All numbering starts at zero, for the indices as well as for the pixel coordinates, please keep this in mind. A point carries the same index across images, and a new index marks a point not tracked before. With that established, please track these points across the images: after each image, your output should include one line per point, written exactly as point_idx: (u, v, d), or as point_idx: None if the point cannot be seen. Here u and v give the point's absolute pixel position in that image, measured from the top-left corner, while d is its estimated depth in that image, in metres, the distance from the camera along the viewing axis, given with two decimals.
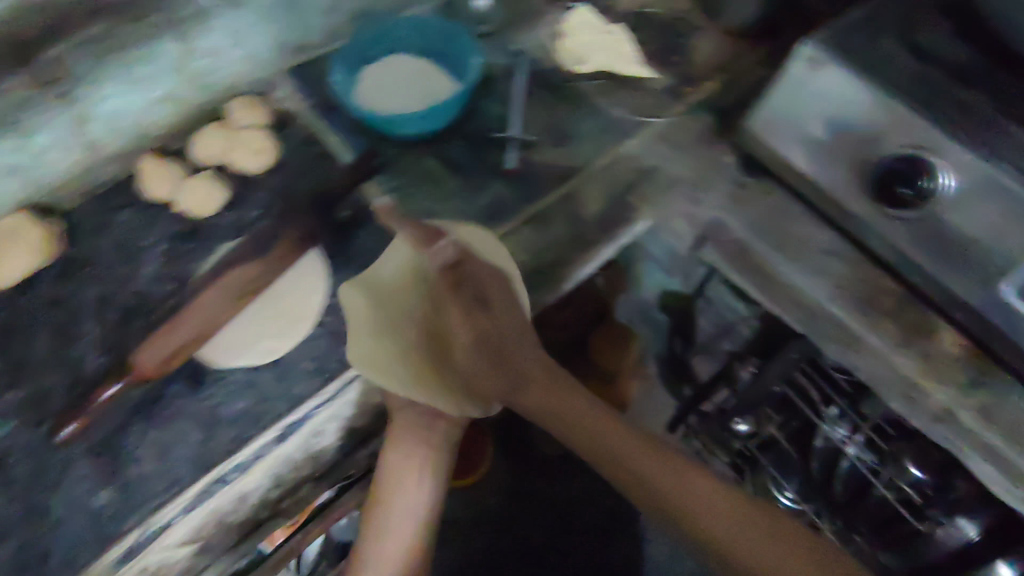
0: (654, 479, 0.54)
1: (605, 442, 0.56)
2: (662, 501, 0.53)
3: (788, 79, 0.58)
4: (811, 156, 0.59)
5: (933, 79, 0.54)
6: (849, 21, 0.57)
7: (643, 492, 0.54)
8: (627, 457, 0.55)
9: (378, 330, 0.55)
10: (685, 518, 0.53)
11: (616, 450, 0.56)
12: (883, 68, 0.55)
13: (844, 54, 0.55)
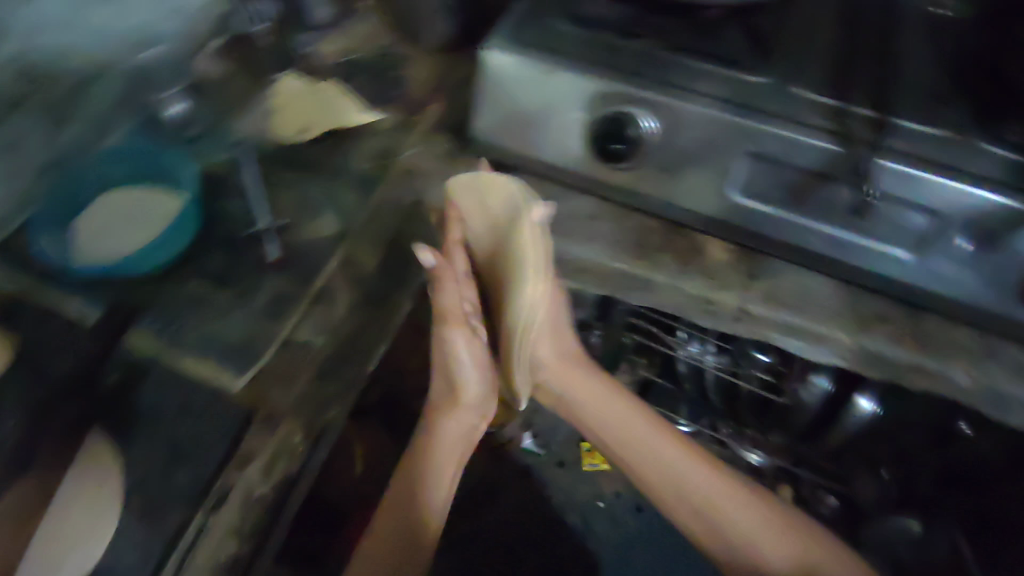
0: (665, 460, 0.75)
1: (631, 442, 0.76)
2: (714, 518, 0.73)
3: (491, 82, 0.63)
4: (541, 142, 0.64)
5: (602, 40, 0.61)
6: (519, 20, 0.63)
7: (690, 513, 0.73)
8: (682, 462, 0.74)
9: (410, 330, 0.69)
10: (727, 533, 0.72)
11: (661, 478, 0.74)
12: (559, 46, 0.61)
13: (524, 46, 0.61)
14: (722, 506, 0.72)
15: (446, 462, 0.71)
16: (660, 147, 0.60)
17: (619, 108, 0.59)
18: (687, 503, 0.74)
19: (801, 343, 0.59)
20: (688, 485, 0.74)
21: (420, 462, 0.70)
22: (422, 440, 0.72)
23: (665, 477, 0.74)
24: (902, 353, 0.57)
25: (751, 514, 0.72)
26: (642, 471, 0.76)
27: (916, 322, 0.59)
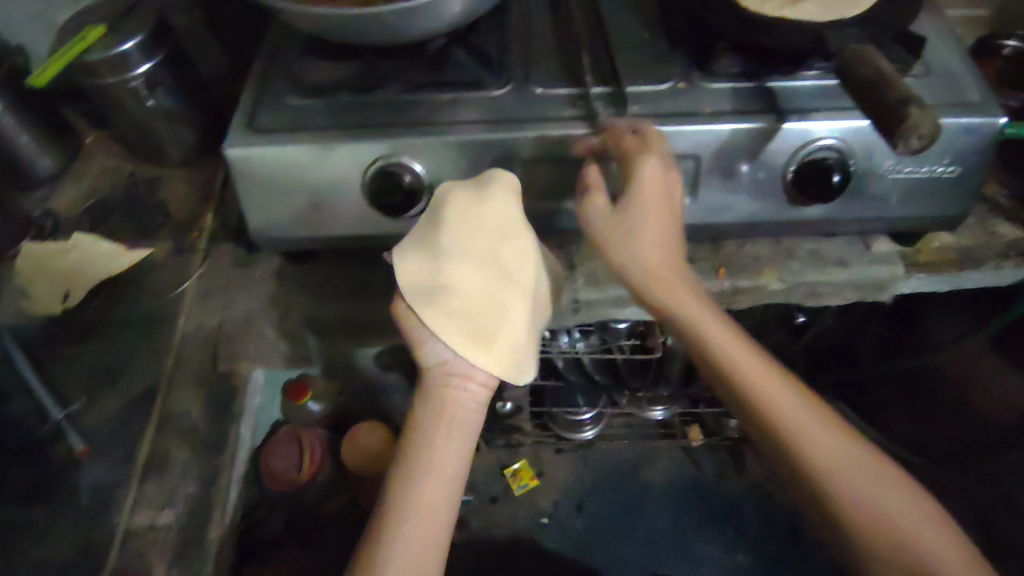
0: (785, 406, 0.51)
1: (770, 387, 0.51)
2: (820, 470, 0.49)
3: (248, 179, 0.59)
4: (325, 219, 0.62)
5: (342, 103, 0.60)
6: (251, 111, 0.60)
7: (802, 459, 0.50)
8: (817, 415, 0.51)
9: (451, 222, 0.56)
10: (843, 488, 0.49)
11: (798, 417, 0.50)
12: (302, 124, 0.59)
13: (267, 135, 0.58)
14: (853, 497, 0.49)
15: (441, 455, 0.59)
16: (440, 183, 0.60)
17: (387, 161, 0.58)
18: (826, 476, 0.49)
19: (641, 309, 0.68)
20: (823, 475, 0.49)
21: (413, 458, 0.58)
22: (422, 440, 0.59)
23: (806, 442, 0.50)
24: (721, 285, 0.66)
25: (891, 491, 0.49)
26: (764, 398, 0.51)
27: (723, 256, 0.68)
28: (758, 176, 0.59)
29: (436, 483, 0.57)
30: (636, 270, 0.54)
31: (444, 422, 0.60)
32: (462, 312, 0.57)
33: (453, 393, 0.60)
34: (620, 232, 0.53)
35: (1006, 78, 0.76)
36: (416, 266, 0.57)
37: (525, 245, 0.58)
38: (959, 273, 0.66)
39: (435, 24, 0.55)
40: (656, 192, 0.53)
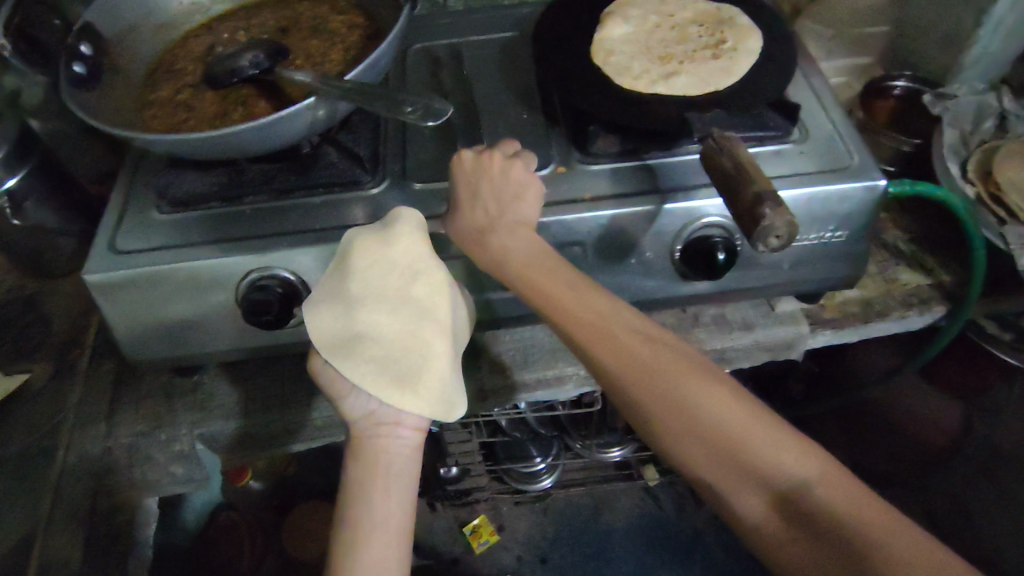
0: (638, 372, 0.46)
1: (613, 337, 0.46)
2: (699, 421, 0.44)
3: (114, 300, 0.55)
4: (205, 331, 0.59)
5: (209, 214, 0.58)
6: (113, 231, 0.57)
7: (667, 411, 0.45)
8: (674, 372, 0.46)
9: (359, 267, 0.50)
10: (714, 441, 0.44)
11: (656, 376, 0.45)
12: (170, 240, 0.56)
13: (131, 255, 0.55)
14: (723, 442, 0.43)
15: (383, 510, 0.48)
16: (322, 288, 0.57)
17: (261, 271, 0.55)
18: (664, 423, 0.45)
19: (552, 391, 0.66)
20: (688, 427, 0.44)
21: (351, 516, 0.48)
22: (359, 499, 0.48)
23: (648, 393, 0.45)
24: None
25: (735, 409, 0.44)
26: (619, 367, 0.46)
27: None
28: (650, 255, 0.57)
29: (388, 542, 0.47)
30: (518, 268, 0.49)
31: (382, 471, 0.49)
32: (380, 357, 0.49)
33: (385, 440, 0.49)
34: (496, 254, 0.50)
35: (897, 119, 0.76)
36: (330, 320, 0.50)
37: (439, 279, 0.51)
38: (866, 325, 0.66)
39: (289, 134, 0.53)
40: (492, 223, 0.50)
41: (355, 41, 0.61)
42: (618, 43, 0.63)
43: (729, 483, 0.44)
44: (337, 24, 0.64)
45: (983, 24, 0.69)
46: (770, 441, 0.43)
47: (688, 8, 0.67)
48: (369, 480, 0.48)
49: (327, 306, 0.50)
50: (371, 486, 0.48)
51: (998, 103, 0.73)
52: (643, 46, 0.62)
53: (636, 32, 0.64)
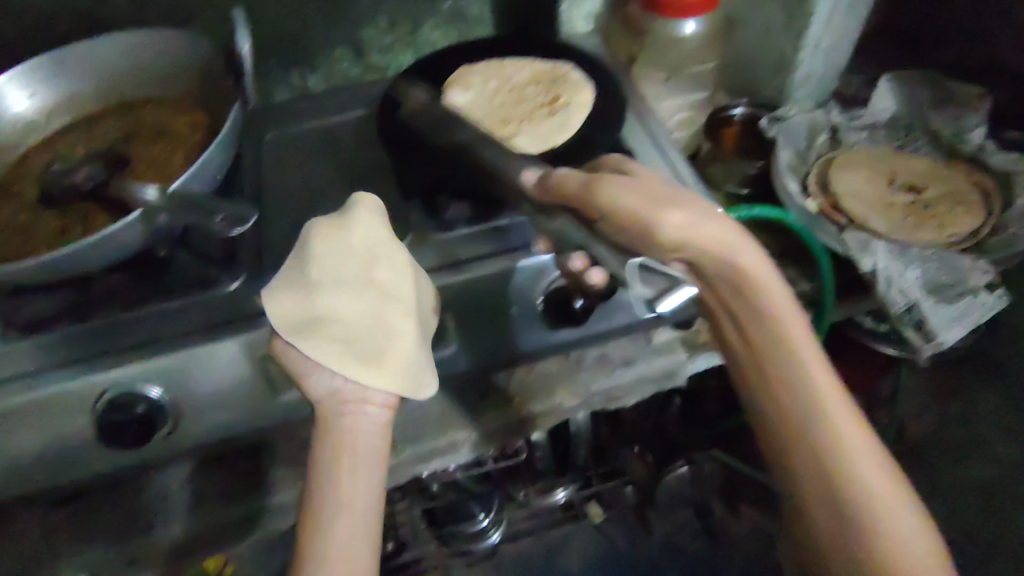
0: (785, 314, 0.50)
1: (788, 353, 0.50)
2: (827, 466, 0.49)
3: None
4: (66, 482, 0.53)
5: (56, 338, 0.55)
6: None
7: (805, 429, 0.50)
8: (823, 408, 0.49)
9: (320, 251, 0.50)
10: (835, 483, 0.49)
11: (813, 412, 0.50)
12: (17, 371, 0.53)
13: None
14: (845, 462, 0.49)
15: (349, 485, 0.45)
16: (188, 398, 0.54)
17: (118, 390, 0.53)
18: (801, 431, 0.50)
19: (449, 457, 0.65)
20: (795, 413, 0.50)
21: (318, 490, 0.45)
22: (323, 482, 0.45)
23: (795, 388, 0.50)
24: (518, 415, 0.65)
25: (874, 461, 0.49)
26: (785, 377, 0.50)
27: (516, 383, 0.67)
28: (514, 313, 0.59)
29: (352, 531, 0.44)
30: (711, 240, 0.48)
31: (348, 436, 0.46)
32: (345, 337, 0.48)
33: (353, 416, 0.47)
34: (647, 204, 0.47)
35: (745, 142, 0.80)
36: (292, 304, 0.49)
37: (399, 260, 0.52)
38: (738, 344, 0.70)
39: (128, 251, 0.54)
40: (649, 184, 0.49)
41: (200, 142, 0.61)
42: (459, 111, 0.66)
43: (833, 527, 0.50)
44: (178, 125, 0.64)
45: (799, 49, 0.76)
46: (886, 497, 0.48)
47: (526, 65, 0.70)
48: (334, 448, 0.46)
49: (285, 289, 0.50)
50: (334, 456, 0.46)
51: (828, 118, 0.78)
52: (483, 111, 0.65)
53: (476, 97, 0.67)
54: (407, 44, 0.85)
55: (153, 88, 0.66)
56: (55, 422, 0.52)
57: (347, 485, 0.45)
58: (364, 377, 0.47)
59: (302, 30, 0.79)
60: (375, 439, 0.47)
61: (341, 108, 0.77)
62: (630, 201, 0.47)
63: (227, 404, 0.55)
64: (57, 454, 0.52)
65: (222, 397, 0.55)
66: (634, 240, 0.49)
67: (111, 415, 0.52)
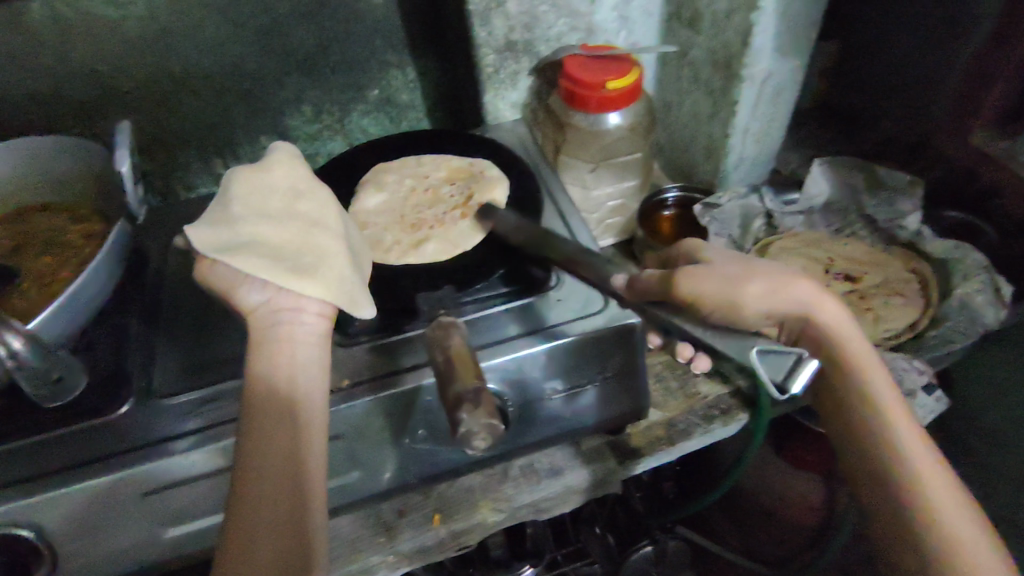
0: (858, 350, 0.49)
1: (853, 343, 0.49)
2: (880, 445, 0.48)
3: None
4: None
5: None
6: None
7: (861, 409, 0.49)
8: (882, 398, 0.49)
9: (240, 193, 0.52)
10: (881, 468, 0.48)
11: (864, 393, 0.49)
12: None
13: None
14: (921, 479, 0.46)
15: (292, 387, 0.44)
16: (66, 537, 0.48)
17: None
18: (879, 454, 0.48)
19: None
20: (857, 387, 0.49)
21: (255, 397, 0.43)
22: (265, 379, 0.44)
23: (871, 411, 0.49)
24: (437, 535, 0.60)
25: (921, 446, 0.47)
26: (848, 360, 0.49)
27: (435, 497, 0.63)
28: (422, 433, 0.55)
29: (313, 433, 0.43)
30: (784, 310, 0.47)
31: (288, 332, 0.46)
32: (273, 254, 0.49)
33: (288, 323, 0.47)
34: (724, 296, 0.45)
35: (678, 228, 0.78)
36: (217, 229, 0.50)
37: (324, 199, 0.55)
38: (672, 448, 0.65)
39: None
40: (745, 264, 0.48)
41: (92, 253, 0.59)
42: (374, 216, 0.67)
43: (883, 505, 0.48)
44: (73, 233, 0.61)
45: (728, 135, 0.75)
46: (936, 479, 0.46)
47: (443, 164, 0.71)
48: (280, 348, 0.46)
49: (209, 221, 0.51)
50: (274, 360, 0.45)
51: (762, 204, 0.77)
52: (397, 216, 0.66)
53: (392, 200, 0.68)
54: (335, 131, 0.84)
55: (52, 193, 0.64)
56: None
57: (293, 387, 0.44)
58: (295, 284, 0.47)
59: (224, 122, 0.78)
60: (311, 348, 0.47)
61: None
62: (705, 287, 0.45)
63: (144, 514, 0.49)
64: None
65: (110, 523, 0.49)
66: (723, 306, 0.45)
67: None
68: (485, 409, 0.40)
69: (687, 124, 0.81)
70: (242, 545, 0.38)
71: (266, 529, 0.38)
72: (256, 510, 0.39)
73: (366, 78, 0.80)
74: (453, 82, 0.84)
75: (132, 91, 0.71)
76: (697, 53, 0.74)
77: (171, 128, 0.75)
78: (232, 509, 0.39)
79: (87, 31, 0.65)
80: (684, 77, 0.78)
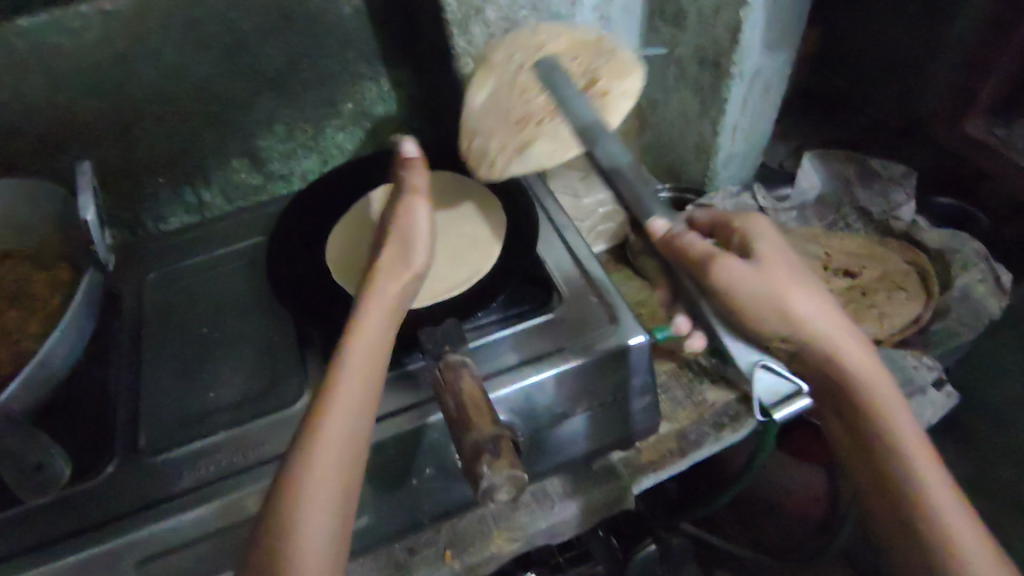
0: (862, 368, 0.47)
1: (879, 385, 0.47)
2: (877, 444, 0.47)
3: None
4: None
5: None
6: None
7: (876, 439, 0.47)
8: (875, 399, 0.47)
9: None
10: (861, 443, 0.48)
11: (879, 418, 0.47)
12: None
13: None
14: (931, 501, 0.44)
15: (386, 333, 0.45)
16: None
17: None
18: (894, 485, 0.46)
19: None
20: (880, 432, 0.47)
21: (359, 332, 0.44)
22: (363, 333, 0.44)
23: (869, 419, 0.47)
24: (451, 570, 0.58)
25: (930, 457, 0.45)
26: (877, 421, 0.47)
27: (446, 531, 0.61)
28: (429, 472, 0.53)
29: (369, 386, 0.43)
30: (811, 333, 0.48)
31: (384, 269, 0.48)
32: None
33: (396, 277, 0.48)
34: (756, 294, 0.48)
35: None
36: None
37: None
38: (684, 459, 0.64)
39: None
40: (779, 276, 0.49)
41: (63, 304, 0.55)
42: (478, 118, 0.61)
43: (898, 527, 0.46)
44: (39, 283, 0.57)
45: (717, 135, 0.73)
46: (934, 469, 0.45)
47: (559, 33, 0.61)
48: (384, 283, 0.47)
49: None
50: (379, 293, 0.47)
51: (755, 202, 0.75)
52: (503, 114, 0.60)
53: (497, 90, 0.60)
54: (310, 148, 0.80)
55: (11, 240, 0.59)
56: None
57: (385, 329, 0.45)
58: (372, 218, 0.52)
59: (191, 149, 0.73)
60: (406, 282, 0.48)
61: (237, 232, 0.71)
62: (748, 287, 0.48)
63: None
64: None
65: None
66: (758, 311, 0.48)
67: None
68: (507, 461, 0.39)
69: (674, 123, 0.79)
70: (332, 455, 0.40)
71: (345, 455, 0.40)
72: (335, 435, 0.41)
73: (340, 92, 0.77)
74: (430, 91, 0.81)
75: (92, 124, 0.66)
76: (682, 51, 0.72)
77: (135, 158, 0.71)
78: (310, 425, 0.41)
79: (37, 63, 0.60)
80: (669, 76, 0.76)
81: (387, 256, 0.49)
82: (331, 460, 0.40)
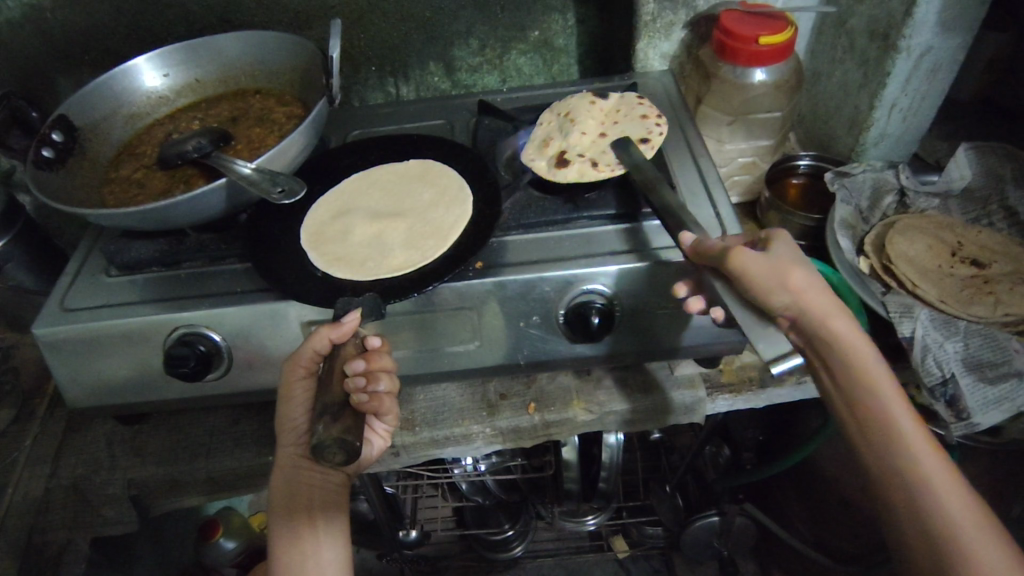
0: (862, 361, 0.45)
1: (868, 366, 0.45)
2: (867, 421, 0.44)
3: (70, 352, 0.62)
4: (154, 374, 0.63)
5: (151, 277, 0.66)
6: (64, 289, 0.66)
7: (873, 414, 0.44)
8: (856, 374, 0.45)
9: (390, 195, 0.69)
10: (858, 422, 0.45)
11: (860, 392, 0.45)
12: (118, 297, 0.64)
13: (72, 312, 0.63)
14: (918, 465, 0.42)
15: (287, 481, 0.53)
16: (244, 351, 0.62)
17: (187, 328, 0.61)
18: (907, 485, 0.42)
19: (460, 448, 0.69)
20: (868, 405, 0.44)
21: (281, 440, 0.54)
22: (281, 452, 0.54)
23: (888, 439, 0.43)
24: (532, 419, 0.68)
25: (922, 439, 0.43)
26: (865, 391, 0.45)
27: (534, 390, 0.70)
28: (537, 321, 0.61)
29: (290, 446, 0.54)
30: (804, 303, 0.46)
31: (269, 487, 0.55)
32: (366, 213, 0.68)
33: (281, 506, 0.53)
34: (769, 281, 0.45)
35: (806, 194, 0.81)
36: (385, 197, 0.69)
37: (414, 208, 0.67)
38: (760, 390, 0.70)
39: (208, 213, 0.61)
40: (785, 263, 0.46)
41: (292, 130, 0.71)
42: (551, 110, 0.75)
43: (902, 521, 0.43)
44: (278, 113, 0.73)
45: (874, 109, 0.76)
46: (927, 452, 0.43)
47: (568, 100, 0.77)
48: (280, 474, 0.54)
49: (421, 168, 0.72)
50: (278, 479, 0.54)
51: (897, 180, 0.77)
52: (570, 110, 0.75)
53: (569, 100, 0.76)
54: (493, 66, 0.92)
55: (265, 80, 0.76)
56: (134, 331, 0.61)
57: (291, 429, 0.54)
58: (359, 210, 0.68)
59: (401, 45, 0.88)
60: (289, 479, 0.53)
61: (423, 116, 0.83)
62: (754, 267, 0.45)
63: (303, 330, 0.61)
64: (150, 344, 0.62)
65: (276, 338, 0.62)
66: (766, 284, 0.45)
67: (187, 343, 0.59)
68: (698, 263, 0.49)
69: (833, 96, 0.82)
70: (280, 530, 0.53)
71: (285, 538, 0.53)
72: (277, 519, 0.53)
73: (531, 19, 0.88)
74: (609, 33, 0.90)
75: (335, 6, 0.82)
76: (856, 23, 0.75)
77: (360, 44, 0.87)
78: (269, 520, 0.54)
79: None
80: (838, 47, 0.79)
81: (280, 482, 0.54)
82: (285, 529, 0.53)
